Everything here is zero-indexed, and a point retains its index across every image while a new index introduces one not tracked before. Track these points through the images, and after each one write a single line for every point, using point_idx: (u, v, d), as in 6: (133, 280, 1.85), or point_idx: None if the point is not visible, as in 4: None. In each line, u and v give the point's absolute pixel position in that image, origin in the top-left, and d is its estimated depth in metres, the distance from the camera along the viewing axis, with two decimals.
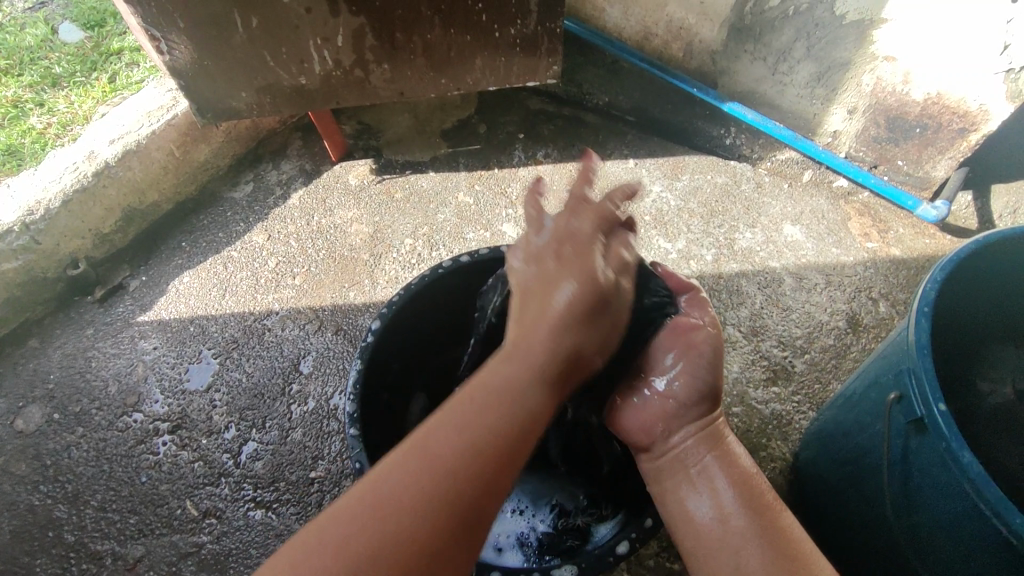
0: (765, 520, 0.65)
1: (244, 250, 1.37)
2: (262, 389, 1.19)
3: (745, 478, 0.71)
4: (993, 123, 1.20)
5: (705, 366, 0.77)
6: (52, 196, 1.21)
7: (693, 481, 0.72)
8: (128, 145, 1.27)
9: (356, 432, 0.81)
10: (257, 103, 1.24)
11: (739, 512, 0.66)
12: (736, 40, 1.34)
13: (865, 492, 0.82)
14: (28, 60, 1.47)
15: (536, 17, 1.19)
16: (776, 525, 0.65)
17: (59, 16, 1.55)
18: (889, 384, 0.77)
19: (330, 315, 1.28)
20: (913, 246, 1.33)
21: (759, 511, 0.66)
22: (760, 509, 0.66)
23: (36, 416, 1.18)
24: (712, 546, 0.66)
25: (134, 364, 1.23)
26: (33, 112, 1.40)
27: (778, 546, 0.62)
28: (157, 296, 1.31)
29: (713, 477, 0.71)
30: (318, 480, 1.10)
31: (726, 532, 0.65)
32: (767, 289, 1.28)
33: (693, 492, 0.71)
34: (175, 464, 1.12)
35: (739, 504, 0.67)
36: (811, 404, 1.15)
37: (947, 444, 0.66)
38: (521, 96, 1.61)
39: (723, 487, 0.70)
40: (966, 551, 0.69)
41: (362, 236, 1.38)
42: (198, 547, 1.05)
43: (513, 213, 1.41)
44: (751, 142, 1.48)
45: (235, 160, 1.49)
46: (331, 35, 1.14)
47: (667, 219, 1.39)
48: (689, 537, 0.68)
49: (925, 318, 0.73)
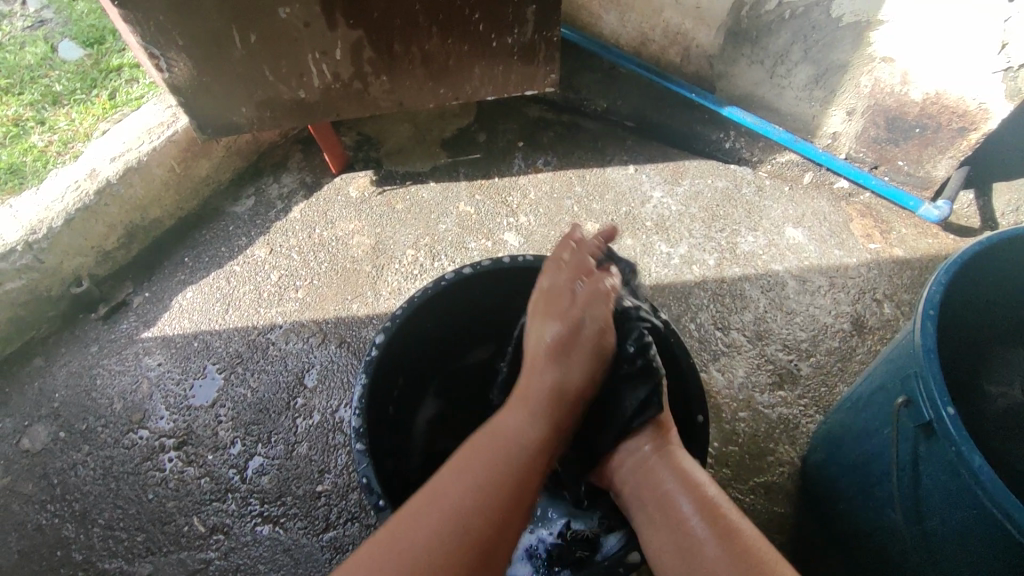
0: (717, 526, 0.65)
1: (247, 264, 1.37)
2: (267, 404, 1.19)
3: (696, 485, 0.71)
4: (993, 121, 1.20)
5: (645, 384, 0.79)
6: (55, 215, 1.22)
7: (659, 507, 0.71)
8: (130, 162, 1.28)
9: (362, 447, 0.81)
10: (256, 118, 1.24)
11: (694, 519, 0.67)
12: (733, 44, 1.35)
13: (874, 496, 0.81)
14: (29, 78, 1.48)
15: (534, 27, 1.20)
16: (731, 527, 0.65)
17: (60, 34, 1.57)
18: (896, 388, 0.76)
19: (333, 327, 1.28)
20: (916, 246, 1.33)
21: (712, 517, 0.66)
22: (713, 516, 0.66)
23: (42, 435, 1.17)
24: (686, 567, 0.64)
25: (139, 380, 1.23)
26: (35, 130, 1.41)
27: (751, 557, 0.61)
28: (160, 312, 1.31)
29: (670, 495, 0.71)
30: (325, 495, 1.10)
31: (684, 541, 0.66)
32: (770, 293, 1.28)
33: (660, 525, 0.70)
34: (182, 480, 1.12)
35: (693, 513, 0.68)
36: (817, 408, 1.14)
37: (957, 448, 0.66)
38: (520, 103, 1.61)
39: (679, 497, 0.70)
40: (977, 554, 0.68)
41: (364, 248, 1.39)
42: (206, 564, 1.05)
43: (515, 221, 1.41)
44: (750, 146, 1.48)
45: (236, 175, 1.49)
46: (330, 48, 1.14)
47: (669, 224, 1.39)
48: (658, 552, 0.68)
49: (930, 321, 0.73)
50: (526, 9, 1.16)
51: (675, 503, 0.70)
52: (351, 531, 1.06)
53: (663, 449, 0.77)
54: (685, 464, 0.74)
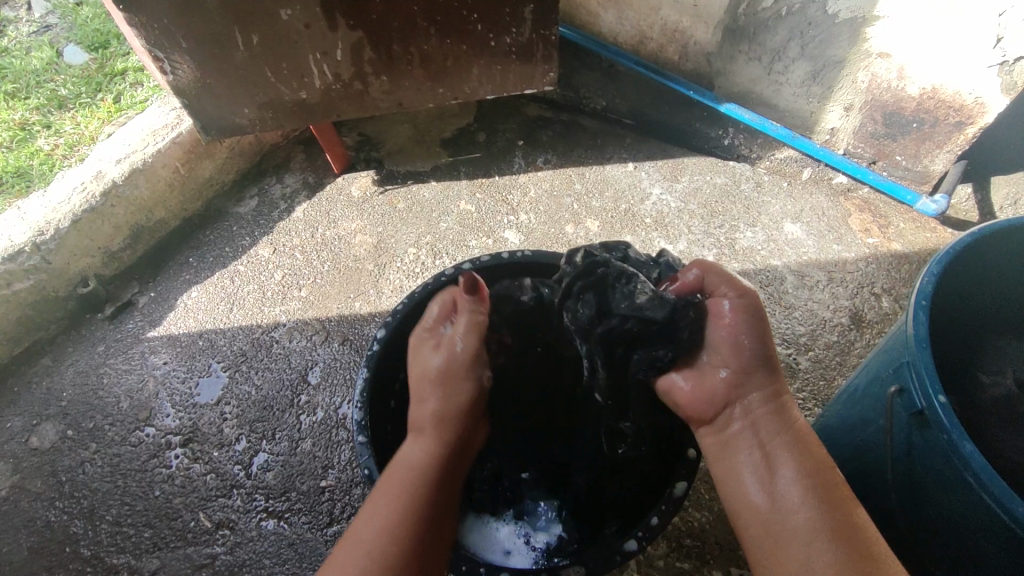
0: (834, 516, 0.62)
1: (251, 263, 1.39)
2: (272, 401, 1.21)
3: (815, 463, 0.68)
4: (989, 115, 1.21)
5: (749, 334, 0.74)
6: (62, 216, 1.23)
7: (765, 458, 0.69)
8: (135, 163, 1.29)
9: (364, 440, 0.82)
10: (259, 119, 1.26)
11: (806, 505, 0.64)
12: (731, 42, 1.35)
13: (870, 486, 0.82)
14: (35, 83, 1.50)
15: (531, 26, 1.21)
16: (845, 519, 0.62)
17: (65, 40, 1.59)
18: (890, 377, 0.77)
19: (336, 325, 1.30)
20: (914, 240, 1.34)
21: (828, 504, 0.63)
22: (830, 500, 0.64)
23: (50, 433, 1.19)
24: (774, 536, 0.64)
25: (146, 378, 1.25)
26: (41, 134, 1.43)
27: (852, 553, 0.59)
28: (166, 312, 1.33)
29: (783, 471, 0.67)
30: (329, 490, 1.11)
31: (784, 522, 0.64)
32: (768, 288, 1.29)
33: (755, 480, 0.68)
34: (188, 477, 1.14)
35: (810, 495, 0.64)
36: (816, 401, 1.15)
37: (948, 436, 0.67)
38: (520, 103, 1.62)
39: (792, 472, 0.67)
40: (971, 541, 0.69)
41: (366, 246, 1.40)
42: (212, 558, 1.07)
43: (515, 219, 1.43)
44: (749, 142, 1.48)
45: (239, 176, 1.51)
46: (330, 49, 1.16)
47: (668, 220, 1.40)
48: (754, 524, 0.66)
49: (922, 311, 0.74)
50: (523, 8, 1.17)
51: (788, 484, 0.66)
52: None
53: (777, 402, 0.72)
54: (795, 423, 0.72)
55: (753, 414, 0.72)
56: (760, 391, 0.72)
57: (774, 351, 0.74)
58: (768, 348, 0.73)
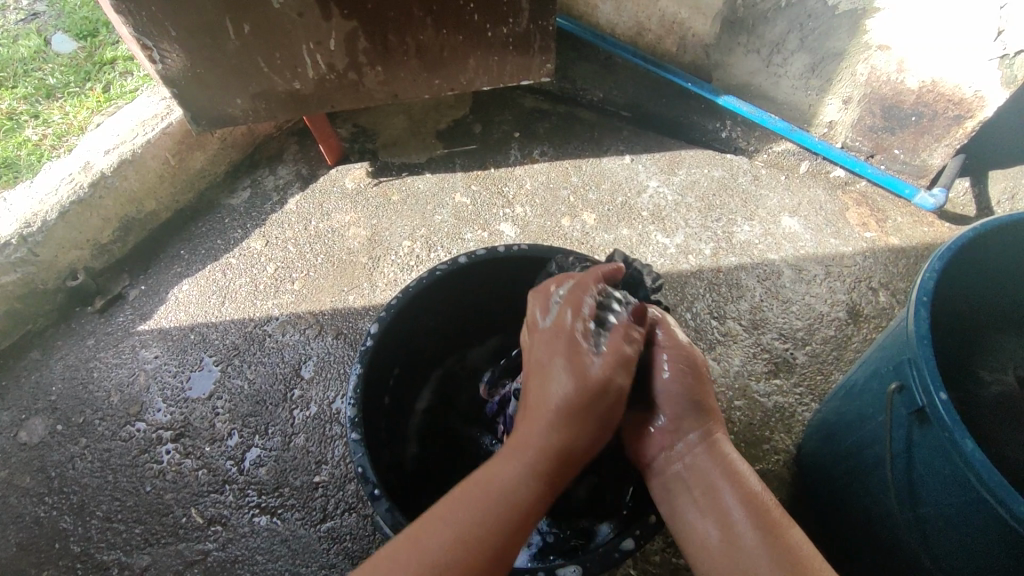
0: (772, 538, 0.62)
1: (243, 256, 1.37)
2: (264, 395, 1.19)
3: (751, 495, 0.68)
4: (989, 109, 1.20)
5: (685, 376, 0.78)
6: (49, 208, 1.21)
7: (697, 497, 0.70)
8: (124, 154, 1.27)
9: (357, 436, 0.81)
10: (250, 109, 1.24)
11: (748, 530, 0.64)
12: (730, 33, 1.34)
13: (868, 481, 0.82)
14: (22, 72, 1.47)
15: (528, 15, 1.19)
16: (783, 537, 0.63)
17: (53, 27, 1.56)
18: (891, 374, 0.76)
19: (330, 318, 1.28)
20: (912, 234, 1.33)
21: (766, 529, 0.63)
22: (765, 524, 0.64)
23: (39, 428, 1.18)
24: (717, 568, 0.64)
25: (136, 373, 1.23)
26: (29, 124, 1.40)
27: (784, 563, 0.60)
28: (157, 305, 1.31)
29: (723, 500, 0.68)
30: (322, 485, 1.10)
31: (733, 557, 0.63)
32: (766, 282, 1.28)
33: (690, 512, 0.69)
34: (180, 472, 1.13)
35: (752, 527, 0.64)
36: (813, 396, 1.15)
37: (950, 433, 0.66)
38: (514, 95, 1.60)
39: (732, 509, 0.66)
40: (972, 537, 0.68)
41: (360, 239, 1.38)
42: (205, 555, 1.05)
43: (511, 212, 1.41)
44: (746, 135, 1.47)
45: (231, 167, 1.48)
46: (324, 39, 1.14)
47: (666, 213, 1.39)
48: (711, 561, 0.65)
49: (924, 308, 0.73)
50: None
51: (728, 509, 0.67)
52: (348, 521, 1.07)
53: (708, 437, 0.74)
54: (732, 455, 0.73)
55: (694, 455, 0.74)
56: (695, 432, 0.75)
57: (705, 397, 0.78)
58: (701, 392, 0.78)
